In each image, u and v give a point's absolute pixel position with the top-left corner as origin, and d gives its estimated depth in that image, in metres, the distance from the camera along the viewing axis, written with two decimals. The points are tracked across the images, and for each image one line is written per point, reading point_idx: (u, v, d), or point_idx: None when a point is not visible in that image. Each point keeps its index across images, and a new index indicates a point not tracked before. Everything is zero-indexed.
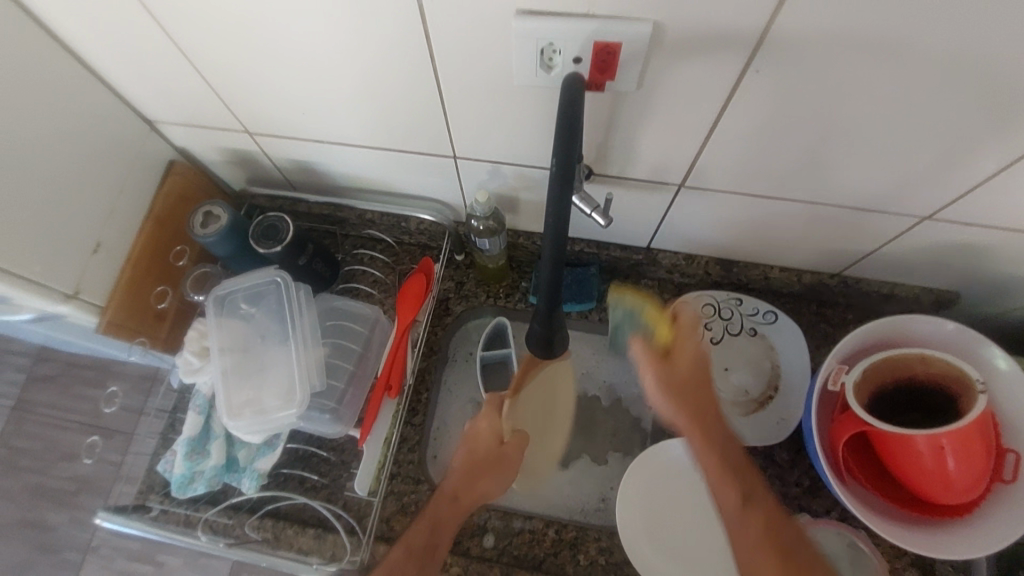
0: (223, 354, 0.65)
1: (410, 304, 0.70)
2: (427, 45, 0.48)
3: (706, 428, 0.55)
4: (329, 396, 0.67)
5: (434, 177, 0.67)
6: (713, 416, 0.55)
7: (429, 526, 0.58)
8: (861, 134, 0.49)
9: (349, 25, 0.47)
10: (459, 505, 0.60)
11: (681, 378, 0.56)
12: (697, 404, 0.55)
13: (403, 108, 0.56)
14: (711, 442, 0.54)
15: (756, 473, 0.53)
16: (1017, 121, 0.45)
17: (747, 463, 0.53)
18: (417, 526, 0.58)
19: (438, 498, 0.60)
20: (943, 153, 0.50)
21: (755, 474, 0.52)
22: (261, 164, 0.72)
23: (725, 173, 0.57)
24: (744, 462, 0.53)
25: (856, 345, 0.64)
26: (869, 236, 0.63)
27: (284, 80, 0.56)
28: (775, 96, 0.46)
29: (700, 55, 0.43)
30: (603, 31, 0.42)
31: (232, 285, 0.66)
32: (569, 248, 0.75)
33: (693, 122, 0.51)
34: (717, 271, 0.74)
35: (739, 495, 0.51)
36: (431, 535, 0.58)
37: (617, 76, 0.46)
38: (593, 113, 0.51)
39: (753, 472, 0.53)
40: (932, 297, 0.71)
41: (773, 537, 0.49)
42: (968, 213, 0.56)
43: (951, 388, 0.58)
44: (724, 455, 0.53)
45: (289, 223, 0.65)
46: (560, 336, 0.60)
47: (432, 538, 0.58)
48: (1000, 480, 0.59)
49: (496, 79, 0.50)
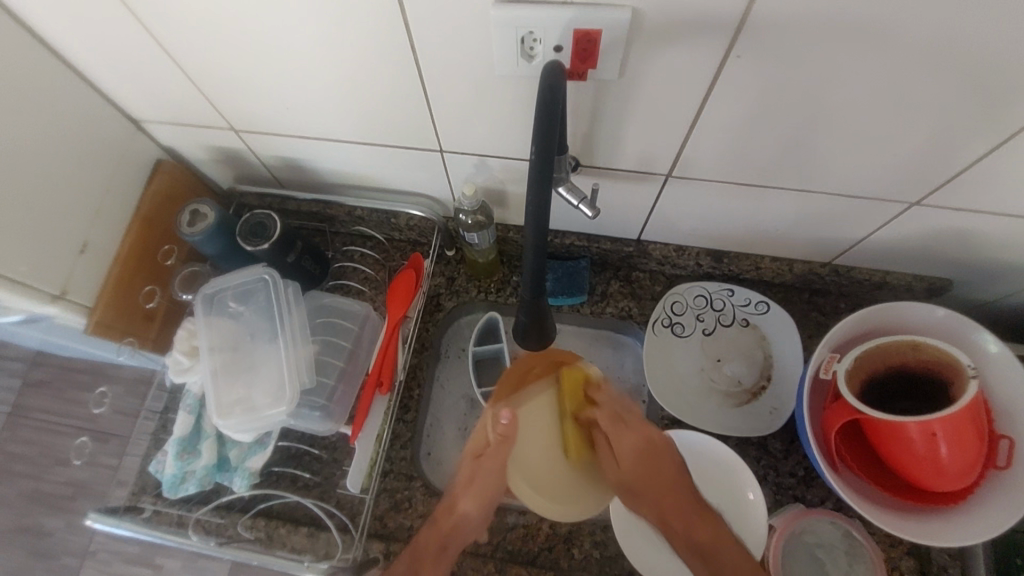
0: (212, 353, 0.65)
1: (400, 300, 0.70)
2: (409, 37, 0.48)
3: (627, 445, 0.61)
4: (319, 393, 0.67)
5: (422, 172, 0.67)
6: (675, 469, 0.62)
7: (438, 545, 0.61)
8: (847, 119, 0.49)
9: (329, 19, 0.47)
10: (462, 526, 0.63)
11: (628, 472, 0.61)
12: (659, 492, 0.60)
13: (388, 102, 0.56)
14: (645, 449, 0.61)
15: (677, 471, 0.61)
16: (1001, 102, 0.45)
17: (668, 454, 0.62)
18: (423, 546, 0.61)
19: (442, 517, 0.63)
20: (928, 137, 0.50)
21: (680, 478, 0.61)
22: (249, 162, 0.72)
23: (712, 162, 0.57)
24: (676, 475, 0.61)
25: (847, 333, 0.64)
26: (858, 224, 0.63)
27: (268, 77, 0.56)
28: (758, 82, 0.46)
29: (682, 40, 0.43)
30: (583, 18, 0.42)
31: (220, 284, 0.66)
32: (560, 242, 0.75)
33: (678, 110, 0.50)
34: (708, 262, 0.74)
35: (653, 497, 0.60)
36: (440, 554, 0.61)
37: (599, 64, 0.46)
38: (577, 103, 0.51)
39: (676, 474, 0.61)
40: (924, 284, 0.70)
41: (705, 536, 0.59)
42: (957, 197, 0.56)
43: (942, 373, 0.58)
44: (662, 496, 0.60)
45: (276, 220, 0.65)
46: (546, 324, 0.62)
47: (440, 556, 0.61)
48: (994, 467, 0.58)
49: (478, 70, 0.49)
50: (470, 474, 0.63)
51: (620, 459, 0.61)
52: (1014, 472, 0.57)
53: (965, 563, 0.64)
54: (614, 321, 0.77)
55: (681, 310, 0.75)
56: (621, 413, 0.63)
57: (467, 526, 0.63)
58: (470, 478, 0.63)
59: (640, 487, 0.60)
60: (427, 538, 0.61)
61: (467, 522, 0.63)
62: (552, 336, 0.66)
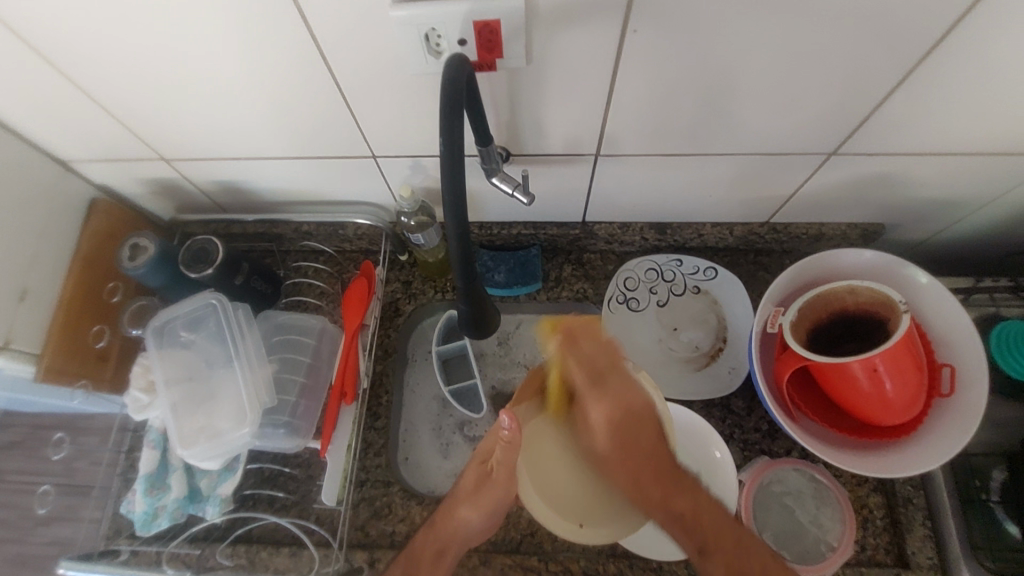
0: (169, 386, 0.64)
1: (355, 309, 0.70)
2: (318, 48, 0.48)
3: (606, 391, 0.55)
4: (281, 411, 0.67)
5: (359, 180, 0.68)
6: (667, 473, 0.56)
7: (433, 552, 0.61)
8: (753, 80, 0.51)
9: (239, 37, 0.48)
10: (461, 533, 0.62)
11: (603, 426, 0.56)
12: (647, 467, 0.55)
13: (314, 113, 0.56)
14: (620, 429, 0.55)
15: (655, 450, 0.55)
16: (885, 49, 0.48)
17: (647, 420, 0.55)
18: (421, 550, 0.61)
19: (439, 525, 0.62)
20: (832, 87, 0.52)
21: (658, 442, 0.55)
22: (187, 190, 0.72)
23: (636, 137, 0.58)
24: (658, 450, 0.55)
25: (788, 288, 0.66)
26: (785, 181, 0.66)
27: (189, 102, 0.56)
28: (658, 56, 0.48)
29: (579, 22, 0.45)
30: (478, 10, 0.43)
31: (168, 315, 0.65)
32: (508, 233, 0.77)
33: (592, 89, 0.52)
34: (653, 236, 0.76)
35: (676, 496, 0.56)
36: (435, 555, 0.61)
37: (505, 53, 0.47)
38: (494, 93, 0.52)
39: (649, 425, 0.55)
40: (858, 232, 0.74)
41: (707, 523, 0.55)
42: (868, 144, 0.59)
43: (880, 313, 0.60)
44: (637, 467, 0.55)
45: (219, 244, 0.65)
46: (486, 309, 0.59)
47: (439, 560, 0.61)
48: (939, 395, 0.61)
49: (394, 71, 0.50)
50: (477, 481, 0.61)
51: (597, 427, 0.56)
52: (957, 396, 0.60)
53: (927, 490, 0.67)
54: (571, 304, 0.78)
55: (634, 285, 0.76)
56: (600, 371, 0.56)
57: (462, 537, 0.62)
58: (475, 486, 0.61)
59: (626, 458, 0.55)
60: (423, 543, 0.61)
61: (465, 526, 0.62)
62: (498, 317, 0.62)
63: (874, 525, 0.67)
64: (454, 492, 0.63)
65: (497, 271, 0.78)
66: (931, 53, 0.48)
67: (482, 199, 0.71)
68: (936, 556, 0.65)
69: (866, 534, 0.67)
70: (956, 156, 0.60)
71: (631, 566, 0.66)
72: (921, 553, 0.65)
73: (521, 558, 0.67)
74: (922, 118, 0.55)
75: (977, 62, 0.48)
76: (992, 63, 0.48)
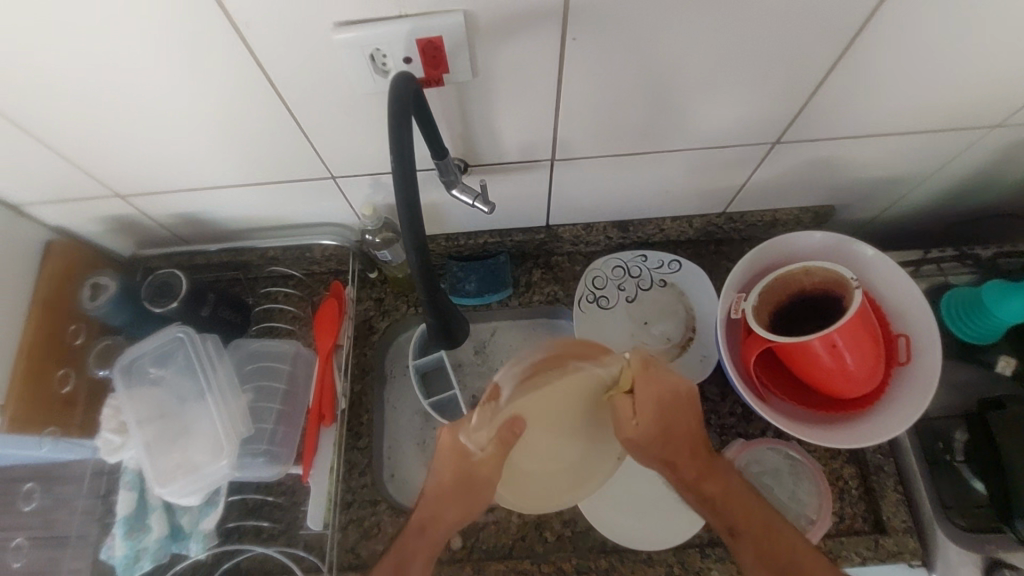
0: (142, 425, 0.62)
1: (327, 330, 0.70)
2: (267, 77, 0.49)
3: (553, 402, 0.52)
4: (259, 439, 0.67)
5: (321, 201, 0.68)
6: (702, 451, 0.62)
7: (421, 525, 0.61)
8: (692, 78, 0.53)
9: (184, 65, 0.47)
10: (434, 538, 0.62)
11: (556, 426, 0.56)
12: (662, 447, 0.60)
13: (269, 137, 0.56)
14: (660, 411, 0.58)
15: (692, 428, 0.61)
16: (813, 42, 0.50)
17: (687, 411, 0.61)
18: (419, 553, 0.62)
19: (410, 531, 0.61)
20: (768, 79, 0.54)
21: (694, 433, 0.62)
22: (146, 224, 0.71)
23: (588, 140, 0.60)
24: (691, 425, 0.61)
25: (748, 275, 0.68)
26: (737, 172, 0.68)
27: (137, 132, 0.55)
28: (600, 61, 0.50)
29: (518, 33, 0.46)
30: (420, 28, 0.44)
31: (136, 352, 0.64)
32: (474, 242, 0.77)
33: (539, 98, 0.53)
34: (616, 234, 0.78)
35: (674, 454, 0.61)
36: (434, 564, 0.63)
37: (451, 68, 0.48)
38: (444, 107, 0.54)
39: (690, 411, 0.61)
40: (810, 215, 0.76)
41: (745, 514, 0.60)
42: (807, 131, 0.62)
43: (835, 292, 0.63)
44: (675, 449, 0.61)
45: (181, 276, 0.64)
46: (456, 319, 0.58)
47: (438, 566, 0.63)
48: (897, 364, 0.64)
49: (345, 92, 0.51)
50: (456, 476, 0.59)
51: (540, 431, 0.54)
52: (914, 363, 0.63)
53: (897, 457, 0.70)
54: (543, 306, 0.79)
55: (603, 284, 0.78)
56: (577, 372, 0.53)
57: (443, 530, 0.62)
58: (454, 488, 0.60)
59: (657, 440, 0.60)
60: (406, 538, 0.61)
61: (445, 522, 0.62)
62: (467, 326, 0.61)
63: (850, 496, 0.69)
64: (431, 489, 0.62)
65: (468, 281, 0.78)
66: (854, 41, 0.50)
67: (445, 211, 0.71)
68: (911, 518, 0.67)
69: (843, 504, 0.69)
70: (890, 136, 0.63)
71: (621, 558, 0.66)
72: (897, 518, 0.67)
73: (515, 562, 0.67)
74: (854, 101, 0.58)
75: (895, 46, 0.51)
76: (909, 46, 0.51)
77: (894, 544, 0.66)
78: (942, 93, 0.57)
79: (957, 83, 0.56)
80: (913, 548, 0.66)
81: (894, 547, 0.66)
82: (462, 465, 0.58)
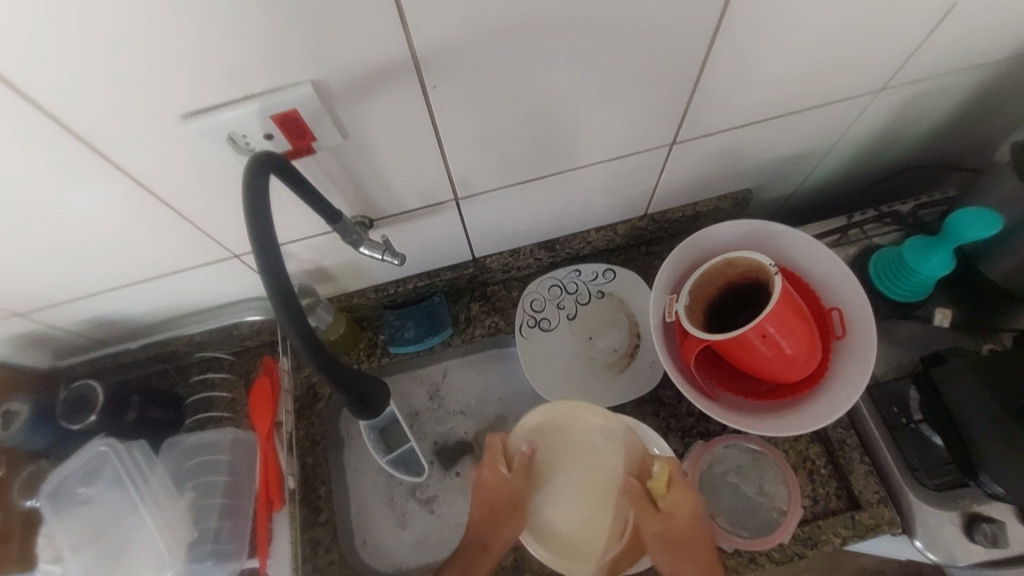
0: (77, 551, 0.59)
1: (264, 411, 0.68)
2: (129, 175, 0.47)
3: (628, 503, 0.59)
4: (203, 541, 0.63)
5: (232, 281, 0.66)
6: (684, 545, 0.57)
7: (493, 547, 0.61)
8: (568, 99, 0.53)
9: (40, 177, 0.45)
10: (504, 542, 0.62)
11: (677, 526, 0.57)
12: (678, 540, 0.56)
13: (157, 228, 0.54)
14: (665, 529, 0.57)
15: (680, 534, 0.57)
16: (676, 46, 0.50)
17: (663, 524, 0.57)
18: None
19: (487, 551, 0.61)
20: (646, 85, 0.54)
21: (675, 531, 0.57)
22: (56, 336, 0.68)
23: (485, 176, 0.60)
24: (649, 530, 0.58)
25: (676, 276, 0.68)
26: (646, 176, 0.68)
27: (11, 248, 0.51)
28: (468, 102, 0.49)
29: (374, 90, 0.45)
30: (270, 104, 0.43)
31: (60, 474, 0.59)
32: (405, 289, 0.76)
33: (419, 145, 0.52)
34: (545, 254, 0.77)
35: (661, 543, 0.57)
36: None
37: (316, 135, 0.47)
38: (327, 170, 0.52)
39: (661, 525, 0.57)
40: (730, 202, 0.77)
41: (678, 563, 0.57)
42: (699, 127, 0.62)
43: (759, 279, 0.62)
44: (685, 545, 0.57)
45: (96, 385, 0.62)
46: (368, 386, 0.56)
47: None
48: (835, 338, 0.64)
49: (218, 176, 0.49)
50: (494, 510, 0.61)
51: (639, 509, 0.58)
52: (850, 335, 0.63)
53: (856, 427, 0.70)
54: (487, 339, 0.78)
55: (541, 306, 0.77)
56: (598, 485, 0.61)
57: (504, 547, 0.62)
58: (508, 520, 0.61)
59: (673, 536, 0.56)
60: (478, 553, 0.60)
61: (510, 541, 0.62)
62: (383, 384, 0.60)
63: (821, 476, 0.68)
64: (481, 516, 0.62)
65: (406, 328, 0.76)
66: (717, 37, 0.50)
67: (365, 266, 0.70)
68: (882, 488, 0.67)
69: (816, 486, 0.68)
70: (782, 117, 0.64)
71: None
72: (869, 490, 0.66)
73: None
74: (737, 91, 0.58)
75: (756, 34, 0.51)
76: (771, 33, 0.51)
77: (871, 518, 0.65)
78: (820, 70, 0.58)
79: (829, 59, 0.57)
80: (890, 517, 0.65)
81: (872, 521, 0.65)
82: (492, 503, 0.61)
